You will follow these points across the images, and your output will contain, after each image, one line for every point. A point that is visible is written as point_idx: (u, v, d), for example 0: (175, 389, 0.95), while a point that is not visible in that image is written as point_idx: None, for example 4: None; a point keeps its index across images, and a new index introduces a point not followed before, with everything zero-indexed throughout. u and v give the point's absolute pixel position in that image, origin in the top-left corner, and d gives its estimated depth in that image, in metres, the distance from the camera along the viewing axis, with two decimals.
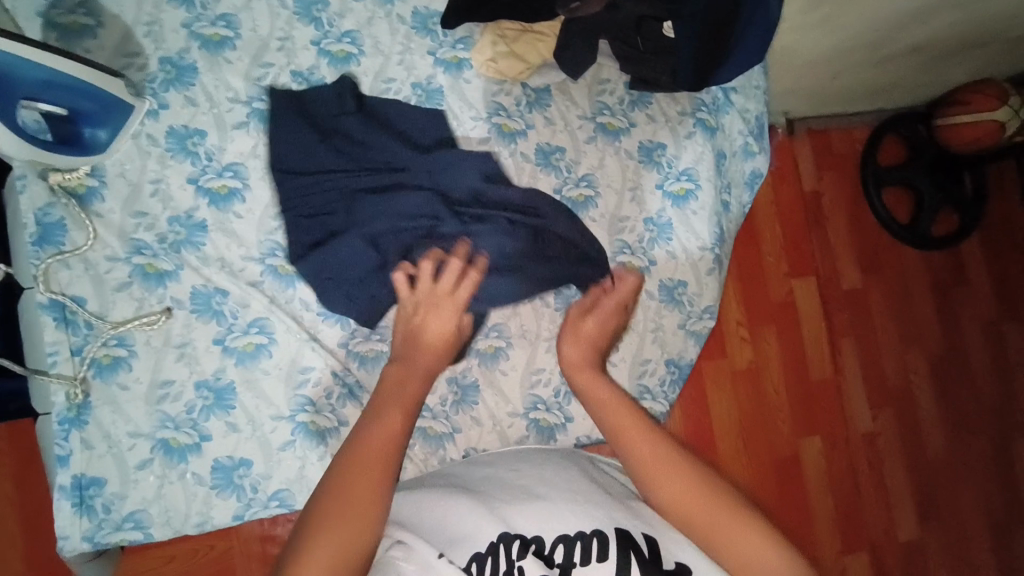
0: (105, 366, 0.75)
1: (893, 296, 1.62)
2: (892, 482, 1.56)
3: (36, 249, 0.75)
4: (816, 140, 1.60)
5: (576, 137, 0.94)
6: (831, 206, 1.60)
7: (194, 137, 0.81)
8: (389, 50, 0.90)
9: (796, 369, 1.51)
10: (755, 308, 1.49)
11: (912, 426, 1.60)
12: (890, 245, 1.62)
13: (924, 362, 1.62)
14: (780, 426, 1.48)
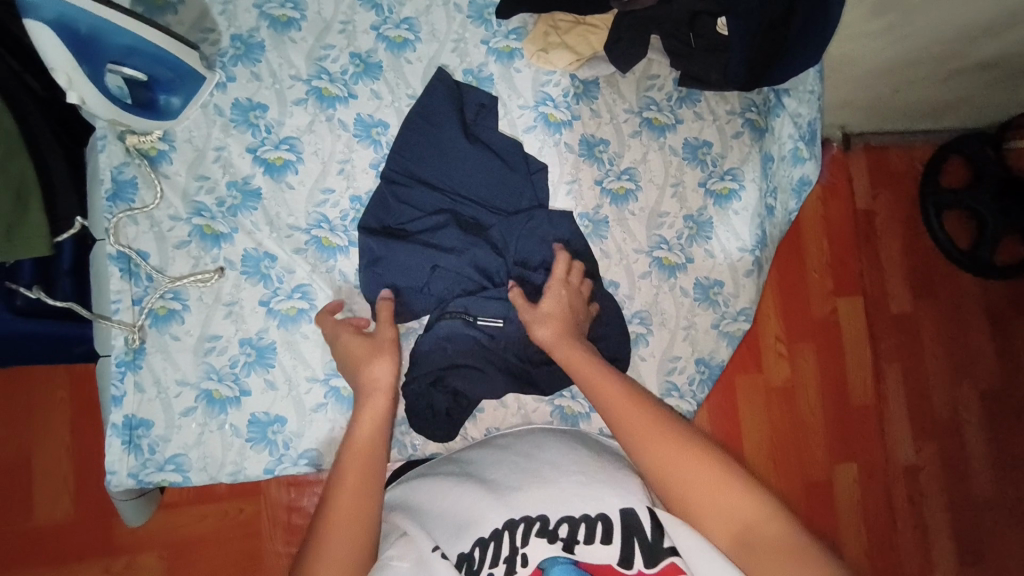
0: (160, 316, 0.81)
1: (945, 324, 1.54)
2: (932, 519, 1.48)
3: (109, 204, 0.81)
4: (871, 156, 1.54)
5: (621, 131, 0.94)
6: (884, 225, 1.54)
7: (256, 110, 0.86)
8: (444, 36, 0.93)
9: (835, 391, 1.46)
10: (794, 324, 1.46)
11: (958, 462, 1.51)
12: (945, 270, 1.55)
13: (975, 396, 1.54)
14: (813, 449, 1.43)
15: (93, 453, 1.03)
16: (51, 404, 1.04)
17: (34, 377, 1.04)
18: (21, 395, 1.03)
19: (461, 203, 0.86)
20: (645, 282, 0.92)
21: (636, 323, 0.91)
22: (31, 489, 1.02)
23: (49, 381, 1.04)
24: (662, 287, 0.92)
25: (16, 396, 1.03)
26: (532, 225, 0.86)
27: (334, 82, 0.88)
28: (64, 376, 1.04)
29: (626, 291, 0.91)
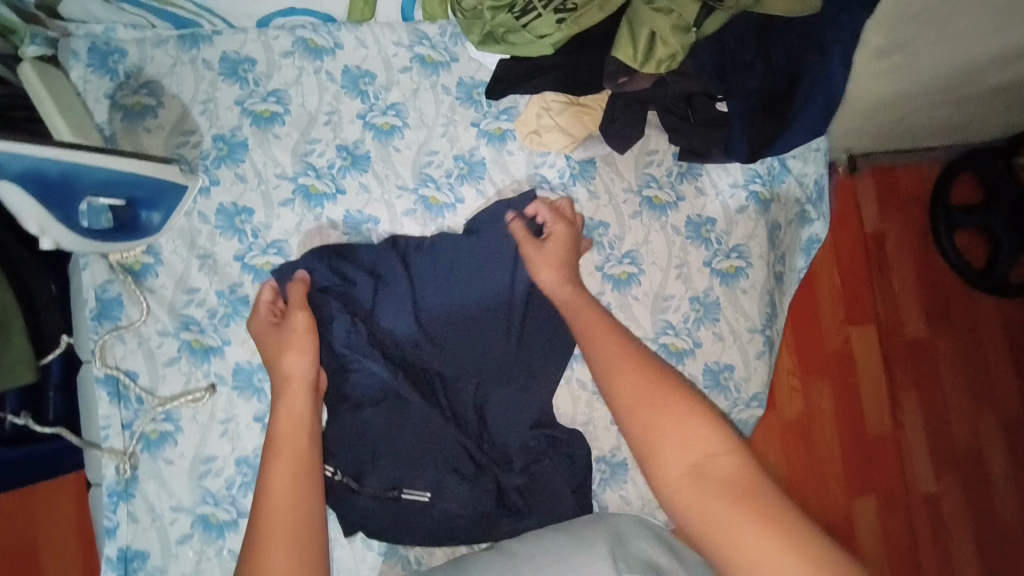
0: (152, 441, 0.77)
1: (963, 348, 1.50)
2: (956, 551, 1.44)
3: (95, 324, 0.78)
4: (879, 176, 1.50)
5: (621, 211, 0.90)
6: (895, 248, 1.49)
7: (242, 215, 0.83)
8: (432, 121, 0.90)
9: (852, 422, 1.41)
10: (809, 357, 1.40)
11: (980, 489, 1.47)
12: (960, 293, 1.50)
13: (995, 420, 1.49)
14: (832, 486, 1.38)
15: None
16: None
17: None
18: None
19: (470, 285, 0.84)
20: None
21: None
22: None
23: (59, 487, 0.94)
24: None
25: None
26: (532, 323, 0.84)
27: (321, 178, 0.86)
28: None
29: None
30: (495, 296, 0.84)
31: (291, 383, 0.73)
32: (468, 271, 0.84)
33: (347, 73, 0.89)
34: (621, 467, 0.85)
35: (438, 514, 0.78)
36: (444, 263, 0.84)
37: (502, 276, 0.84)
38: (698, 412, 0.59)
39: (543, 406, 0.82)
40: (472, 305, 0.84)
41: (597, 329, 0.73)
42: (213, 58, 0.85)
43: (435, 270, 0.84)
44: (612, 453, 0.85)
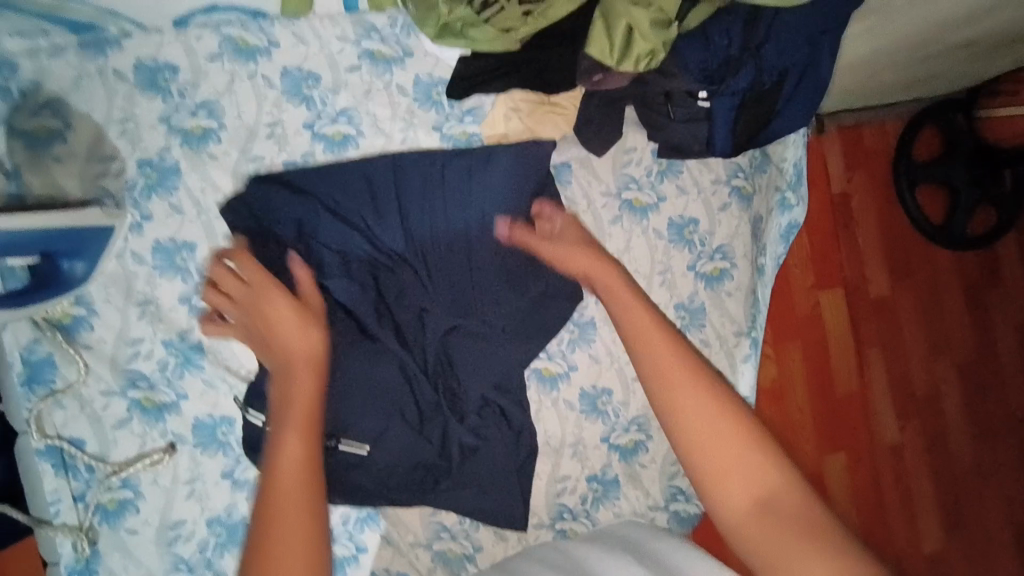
0: (110, 511, 0.70)
1: (924, 302, 1.54)
2: (917, 493, 1.52)
3: (26, 390, 0.68)
4: (845, 136, 1.47)
5: (601, 217, 0.85)
6: (860, 207, 1.49)
7: (184, 251, 0.73)
8: (390, 129, 0.81)
9: (823, 382, 1.44)
10: (781, 323, 1.41)
11: (940, 434, 1.54)
12: (921, 249, 1.53)
13: (953, 368, 1.55)
14: (805, 446, 1.42)
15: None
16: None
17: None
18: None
19: (447, 264, 0.78)
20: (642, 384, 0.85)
21: (634, 430, 0.83)
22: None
23: None
24: None
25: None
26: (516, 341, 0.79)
27: None
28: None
29: (622, 399, 0.83)
30: (467, 259, 0.78)
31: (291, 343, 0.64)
32: (424, 225, 0.78)
33: (288, 75, 0.78)
34: (613, 485, 0.83)
35: (377, 465, 0.74)
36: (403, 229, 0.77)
37: (460, 246, 0.78)
38: (758, 440, 0.56)
39: (530, 430, 0.79)
40: (450, 281, 0.78)
41: (647, 330, 0.62)
42: (127, 67, 0.73)
43: (379, 219, 0.77)
44: (603, 471, 0.83)
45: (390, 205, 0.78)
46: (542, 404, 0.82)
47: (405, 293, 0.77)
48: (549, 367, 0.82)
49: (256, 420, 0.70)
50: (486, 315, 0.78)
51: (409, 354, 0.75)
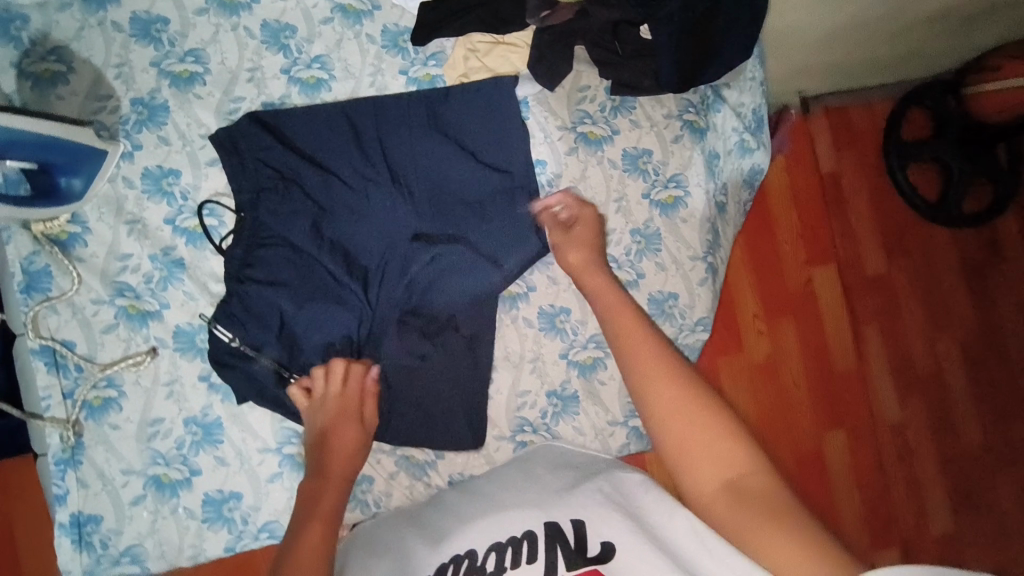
0: (96, 407, 0.77)
1: (922, 280, 1.49)
2: (923, 476, 1.46)
3: (25, 296, 0.77)
4: (832, 117, 1.47)
5: (557, 149, 0.91)
6: (852, 186, 1.48)
7: (169, 177, 0.81)
8: (359, 72, 0.88)
9: (818, 360, 1.42)
10: (772, 298, 1.41)
11: (945, 416, 1.48)
12: (916, 226, 1.49)
13: (957, 347, 1.50)
14: (802, 422, 1.40)
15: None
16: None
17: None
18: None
19: (439, 198, 0.85)
20: None
21: (592, 347, 0.88)
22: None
23: None
24: None
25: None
26: (482, 268, 0.85)
27: None
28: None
29: (579, 317, 0.88)
30: (452, 197, 0.86)
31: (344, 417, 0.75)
32: (415, 167, 0.85)
33: (267, 28, 0.86)
34: (572, 400, 0.87)
35: None
36: (388, 167, 0.85)
37: (446, 183, 0.86)
38: (732, 430, 0.57)
39: (491, 344, 0.86)
40: (438, 216, 0.85)
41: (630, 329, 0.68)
42: (123, 20, 0.82)
43: (364, 163, 0.84)
44: (563, 387, 0.87)
45: (374, 145, 0.85)
46: (506, 321, 0.88)
47: (371, 218, 0.84)
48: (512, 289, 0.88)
49: (224, 335, 0.77)
50: (459, 247, 0.85)
51: (387, 280, 0.83)
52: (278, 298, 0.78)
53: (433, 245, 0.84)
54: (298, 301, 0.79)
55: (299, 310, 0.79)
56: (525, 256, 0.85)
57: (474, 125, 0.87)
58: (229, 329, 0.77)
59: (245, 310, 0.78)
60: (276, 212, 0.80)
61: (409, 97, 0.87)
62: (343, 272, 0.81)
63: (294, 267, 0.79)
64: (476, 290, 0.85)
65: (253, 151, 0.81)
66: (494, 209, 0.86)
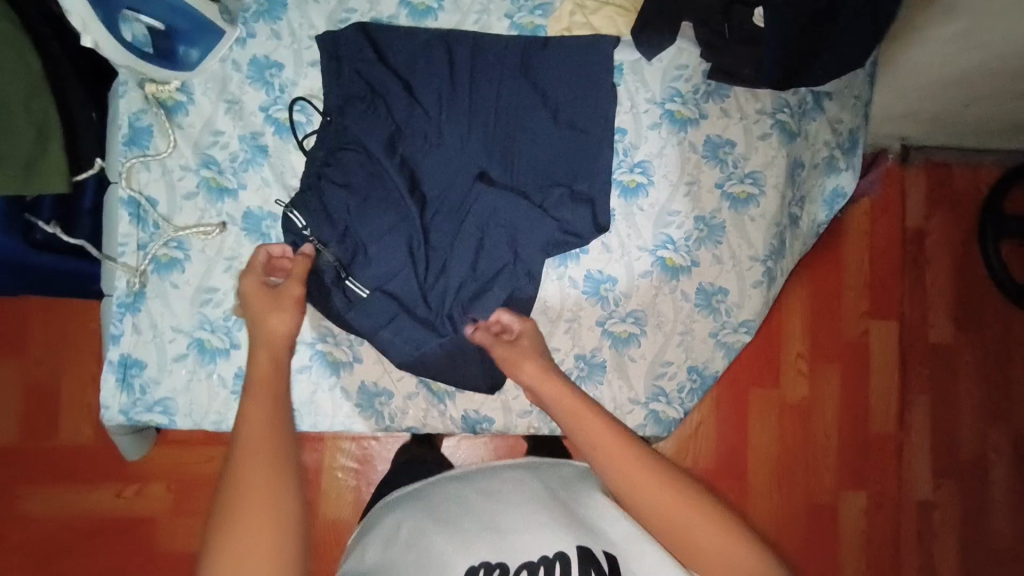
0: (163, 263, 0.82)
1: (988, 363, 1.39)
2: (942, 564, 1.35)
3: (125, 149, 0.83)
4: (932, 173, 1.39)
5: (640, 121, 0.90)
6: (935, 247, 1.39)
7: (272, 69, 0.86)
8: (467, 8, 0.90)
9: (853, 414, 1.35)
10: (819, 340, 1.35)
11: (981, 510, 1.36)
12: (995, 306, 1.39)
13: (1014, 443, 1.37)
14: (822, 472, 1.34)
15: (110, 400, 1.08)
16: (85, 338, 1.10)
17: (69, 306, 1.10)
18: (57, 325, 1.09)
19: (511, 147, 0.86)
20: (644, 282, 0.88)
21: (628, 322, 0.88)
22: (59, 415, 1.09)
23: (82, 315, 1.10)
24: (661, 288, 0.88)
25: (53, 326, 1.09)
26: (537, 224, 0.84)
27: None
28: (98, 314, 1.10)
29: (623, 289, 0.88)
30: (522, 147, 0.86)
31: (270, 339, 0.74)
32: (494, 115, 0.86)
33: None
34: (598, 368, 0.88)
35: (383, 303, 0.82)
36: (472, 104, 0.85)
37: (522, 134, 0.86)
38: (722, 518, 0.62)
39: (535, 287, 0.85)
40: (509, 163, 0.86)
41: (594, 426, 0.69)
42: None
43: (450, 96, 0.85)
44: (592, 353, 0.88)
45: (463, 80, 0.86)
46: (552, 277, 0.88)
47: (444, 147, 0.85)
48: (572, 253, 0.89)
49: (298, 220, 0.82)
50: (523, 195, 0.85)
51: (443, 213, 0.85)
52: (346, 201, 0.81)
53: (489, 190, 0.83)
54: (361, 210, 0.82)
55: (361, 222, 0.82)
56: (580, 220, 0.85)
57: (565, 80, 0.87)
58: (304, 217, 0.82)
59: (318, 203, 0.82)
60: (361, 122, 0.83)
61: (509, 40, 0.88)
62: (407, 192, 0.83)
63: (367, 178, 0.82)
64: (519, 241, 0.85)
65: (352, 59, 0.84)
66: (566, 164, 0.87)
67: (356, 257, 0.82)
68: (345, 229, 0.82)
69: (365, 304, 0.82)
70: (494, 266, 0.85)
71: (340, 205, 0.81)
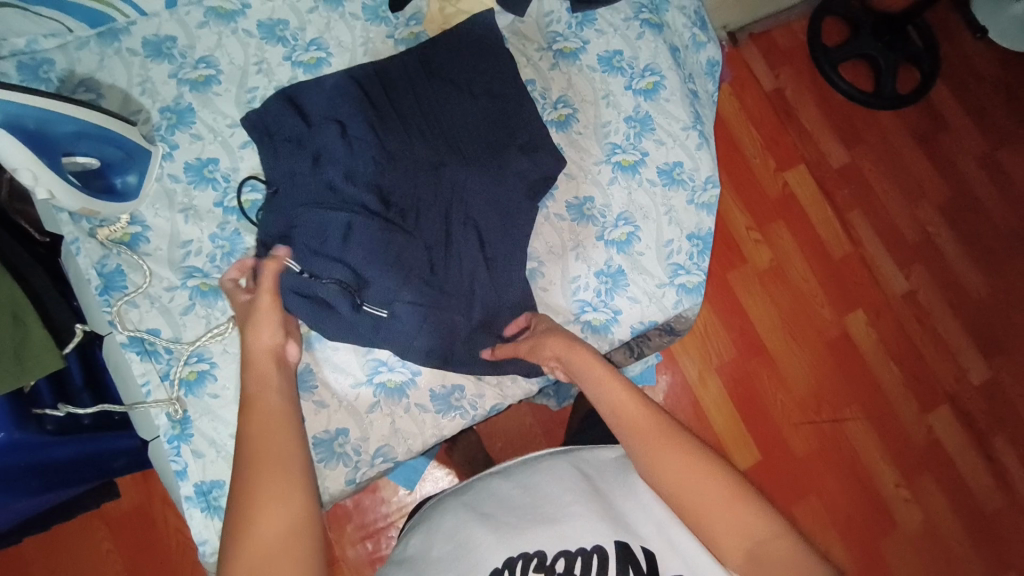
0: (192, 382, 0.82)
1: (885, 162, 1.56)
2: (947, 331, 1.48)
3: (105, 297, 0.82)
4: (759, 43, 1.57)
5: (540, 68, 1.01)
6: (797, 97, 1.56)
7: (208, 166, 0.89)
8: (352, 45, 0.97)
9: (815, 251, 1.47)
10: (755, 207, 1.47)
11: (946, 275, 1.51)
12: (863, 116, 1.57)
13: (937, 211, 1.54)
14: (820, 310, 1.44)
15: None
16: (100, 558, 1.08)
17: (73, 532, 1.08)
18: (70, 563, 1.07)
19: (450, 131, 0.92)
20: (615, 187, 0.98)
21: (622, 225, 0.96)
22: None
23: (92, 538, 1.08)
24: (631, 185, 0.98)
25: (61, 563, 1.07)
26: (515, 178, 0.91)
27: None
28: (105, 528, 1.08)
29: (602, 202, 0.97)
30: (454, 131, 0.92)
31: (261, 358, 0.71)
32: (427, 117, 0.92)
33: (262, 25, 0.95)
34: (619, 275, 0.95)
35: (402, 314, 0.84)
36: (397, 113, 0.92)
37: (454, 119, 0.93)
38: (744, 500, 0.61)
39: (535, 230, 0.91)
40: (461, 139, 0.92)
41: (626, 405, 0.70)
42: (136, 45, 0.91)
43: (374, 112, 0.90)
44: (608, 265, 0.95)
45: (381, 97, 0.92)
46: (540, 219, 0.95)
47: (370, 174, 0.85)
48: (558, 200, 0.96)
49: (295, 266, 0.81)
50: (480, 162, 0.90)
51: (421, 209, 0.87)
52: (329, 231, 0.82)
53: (449, 169, 0.89)
54: (346, 239, 0.83)
55: (351, 248, 0.83)
56: (546, 155, 0.93)
57: (455, 57, 0.96)
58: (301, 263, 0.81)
59: (307, 245, 0.83)
60: (315, 172, 0.85)
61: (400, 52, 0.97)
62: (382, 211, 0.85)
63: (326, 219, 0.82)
64: (498, 205, 0.90)
65: (279, 122, 0.89)
66: (495, 129, 0.94)
67: (363, 288, 0.83)
68: (341, 260, 0.83)
69: (395, 321, 0.84)
70: (495, 231, 0.90)
71: (317, 245, 0.83)
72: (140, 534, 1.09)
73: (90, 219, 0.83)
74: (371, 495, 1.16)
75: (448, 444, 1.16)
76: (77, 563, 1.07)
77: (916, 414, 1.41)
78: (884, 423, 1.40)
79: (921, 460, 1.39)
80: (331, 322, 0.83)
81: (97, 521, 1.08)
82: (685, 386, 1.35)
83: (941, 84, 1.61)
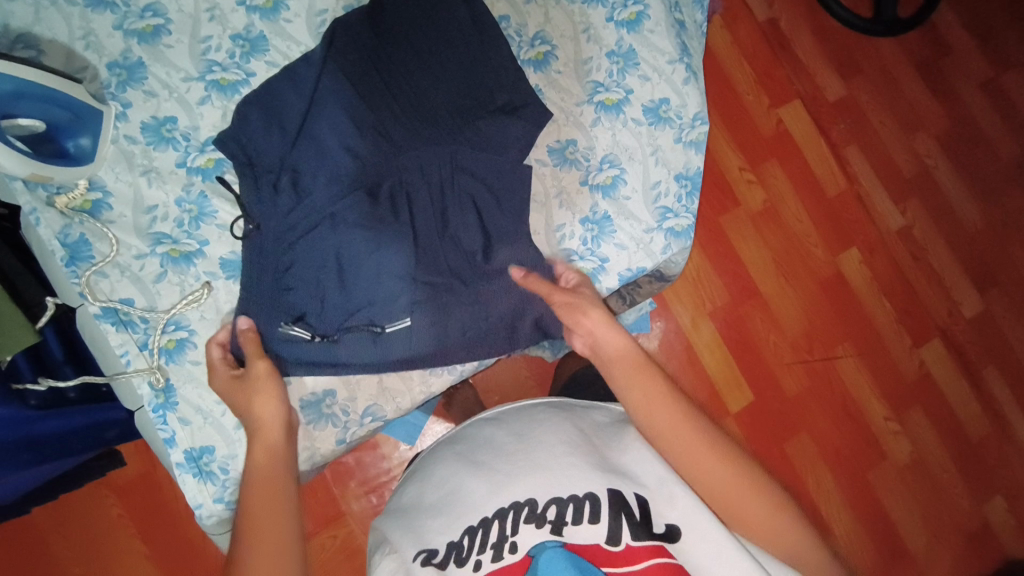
0: (172, 350, 0.80)
1: (883, 93, 1.49)
2: (943, 267, 1.46)
3: (71, 268, 0.79)
4: None
5: (515, 1, 0.94)
6: (792, 26, 1.47)
7: (167, 124, 0.84)
8: None
9: (811, 190, 1.43)
10: (749, 145, 1.42)
11: (943, 209, 1.48)
12: (861, 45, 1.50)
13: (935, 142, 1.50)
14: (814, 251, 1.42)
15: (167, 567, 1.09)
16: (111, 524, 1.09)
17: (80, 501, 1.09)
18: (81, 532, 1.09)
19: (414, 76, 0.82)
20: (599, 129, 0.93)
21: (607, 168, 0.93)
22: None
23: (100, 507, 1.09)
24: (616, 126, 0.94)
25: (72, 531, 1.08)
26: (494, 131, 0.82)
27: (228, 69, 0.86)
28: (112, 496, 1.10)
29: (586, 144, 0.93)
30: (421, 69, 0.83)
31: (265, 427, 0.71)
32: (389, 52, 0.83)
33: None
34: (605, 221, 0.92)
35: (423, 326, 0.82)
36: (354, 54, 0.81)
37: (426, 59, 0.83)
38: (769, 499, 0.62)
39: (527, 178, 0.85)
40: (423, 86, 0.82)
41: (655, 395, 0.68)
42: None
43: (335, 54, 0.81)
44: (593, 211, 0.92)
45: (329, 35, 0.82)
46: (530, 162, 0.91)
47: (320, 140, 0.79)
48: (543, 149, 0.92)
49: (303, 333, 0.79)
50: (450, 112, 0.82)
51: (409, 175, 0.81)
52: (325, 258, 0.79)
53: (419, 115, 0.81)
54: (344, 260, 0.79)
55: (353, 263, 0.79)
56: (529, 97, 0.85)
57: None
58: (307, 326, 0.80)
59: (311, 305, 0.80)
60: (301, 201, 0.79)
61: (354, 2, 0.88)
62: (369, 215, 0.79)
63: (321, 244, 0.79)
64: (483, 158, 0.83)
65: None
66: (472, 75, 0.83)
67: (374, 314, 0.81)
68: (349, 298, 0.80)
69: (414, 339, 0.82)
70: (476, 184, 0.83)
71: (314, 273, 0.79)
72: (146, 500, 1.11)
73: (46, 187, 0.79)
74: (372, 452, 1.17)
75: (446, 400, 1.16)
76: (88, 531, 1.09)
77: (909, 349, 1.41)
78: (875, 357, 1.41)
79: (912, 392, 1.41)
80: (346, 368, 0.82)
81: (102, 491, 1.09)
82: (679, 332, 1.35)
83: (944, 6, 1.52)
